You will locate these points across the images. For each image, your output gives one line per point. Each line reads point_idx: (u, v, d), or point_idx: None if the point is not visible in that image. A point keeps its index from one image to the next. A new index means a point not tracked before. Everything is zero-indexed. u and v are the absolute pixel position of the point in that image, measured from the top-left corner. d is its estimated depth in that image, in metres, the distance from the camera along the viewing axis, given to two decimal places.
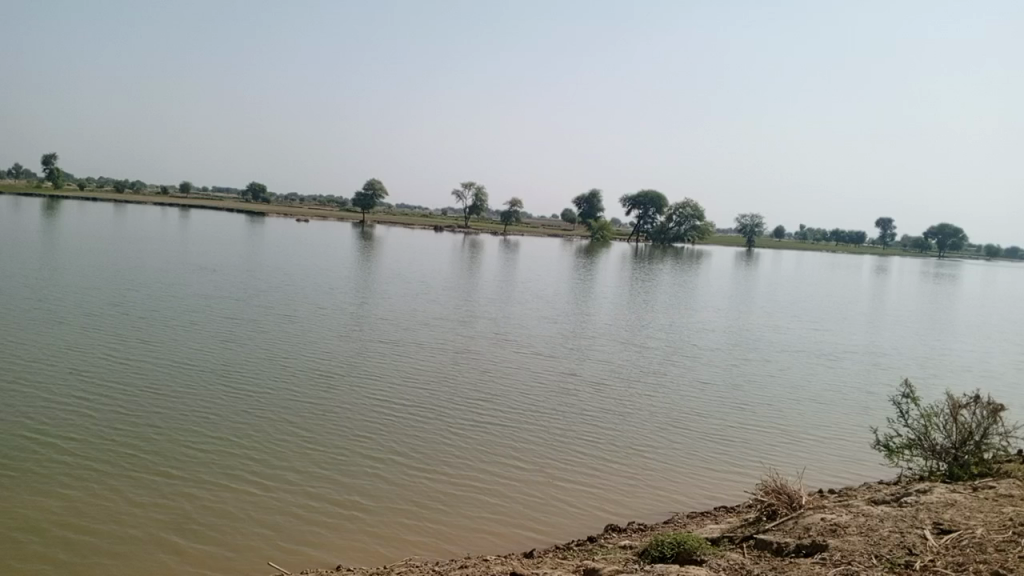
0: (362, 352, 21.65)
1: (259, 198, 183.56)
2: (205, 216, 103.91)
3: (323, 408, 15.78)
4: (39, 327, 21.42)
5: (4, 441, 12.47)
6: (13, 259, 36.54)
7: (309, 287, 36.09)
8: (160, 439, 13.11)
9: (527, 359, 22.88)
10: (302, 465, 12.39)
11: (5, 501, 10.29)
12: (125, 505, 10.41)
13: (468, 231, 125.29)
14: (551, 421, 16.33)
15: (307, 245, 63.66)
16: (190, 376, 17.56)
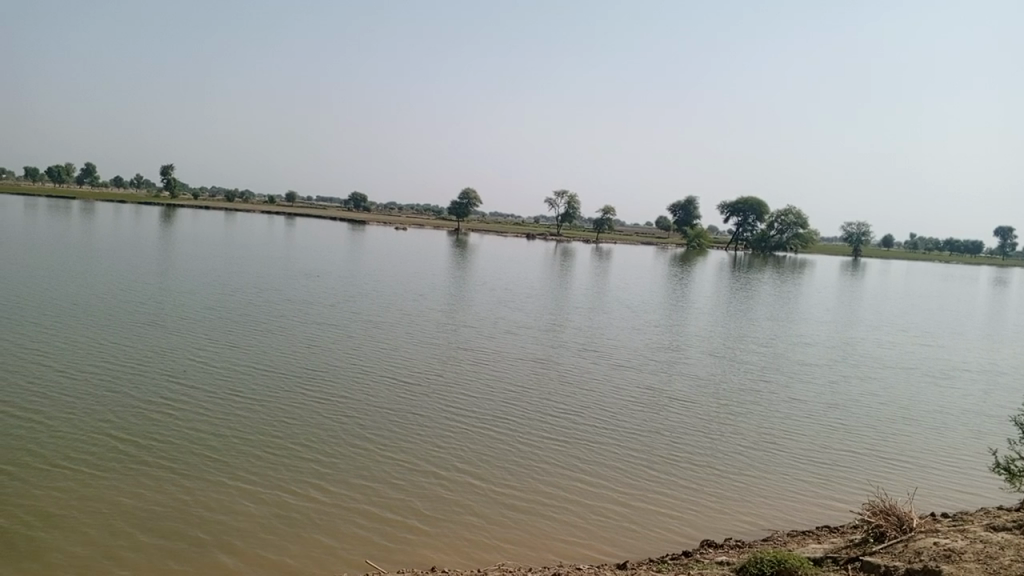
0: (446, 361, 21.90)
1: (359, 207, 189.42)
2: (310, 224, 108.19)
3: (407, 419, 16.05)
4: (145, 331, 22.71)
5: (119, 445, 13.28)
6: (128, 265, 39.08)
7: (400, 294, 36.96)
8: (259, 447, 13.66)
9: (613, 372, 22.61)
10: (395, 478, 12.65)
11: (121, 505, 10.94)
12: (228, 512, 10.90)
13: (562, 240, 125.13)
14: (634, 437, 16.08)
15: (404, 253, 65.16)
16: (283, 382, 18.21)
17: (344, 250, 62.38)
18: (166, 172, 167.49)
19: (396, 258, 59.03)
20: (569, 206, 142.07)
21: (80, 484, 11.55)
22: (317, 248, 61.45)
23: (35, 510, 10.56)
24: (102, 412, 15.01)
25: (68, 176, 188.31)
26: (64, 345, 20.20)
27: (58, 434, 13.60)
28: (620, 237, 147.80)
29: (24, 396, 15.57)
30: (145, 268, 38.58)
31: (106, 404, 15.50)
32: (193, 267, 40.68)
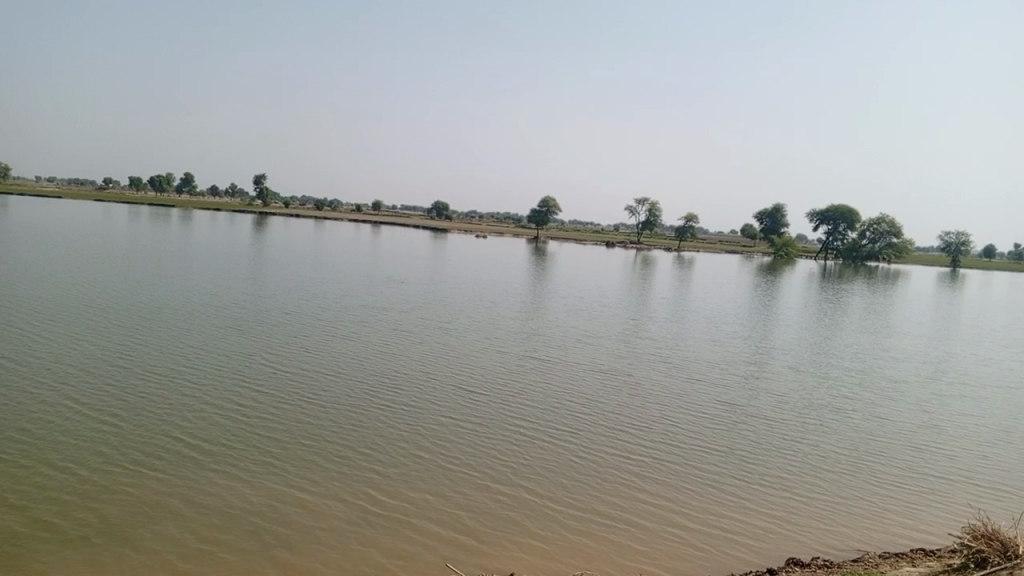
0: (519, 370, 21.94)
1: (441, 215, 192.31)
2: (393, 232, 110.58)
3: (480, 427, 16.14)
4: (234, 336, 23.60)
5: (212, 446, 13.86)
6: (221, 271, 40.82)
7: (478, 302, 37.25)
8: (342, 452, 14.03)
9: (692, 385, 22.15)
10: (473, 488, 12.77)
11: (214, 504, 11.44)
12: (313, 515, 11.23)
13: (642, 248, 123.80)
14: (710, 454, 15.73)
15: (484, 261, 65.81)
16: (365, 388, 18.62)
17: (424, 258, 63.49)
18: (258, 181, 174.09)
19: (476, 266, 59.62)
20: (649, 214, 140.49)
21: (166, 484, 12.05)
22: (400, 257, 62.69)
23: (126, 509, 11.06)
24: (188, 413, 15.66)
25: (169, 186, 198.29)
26: (160, 348, 21.20)
27: (149, 434, 14.23)
28: (703, 246, 145.02)
29: (118, 396, 16.40)
30: (236, 274, 40.13)
31: (191, 405, 16.15)
32: (281, 274, 42.11)
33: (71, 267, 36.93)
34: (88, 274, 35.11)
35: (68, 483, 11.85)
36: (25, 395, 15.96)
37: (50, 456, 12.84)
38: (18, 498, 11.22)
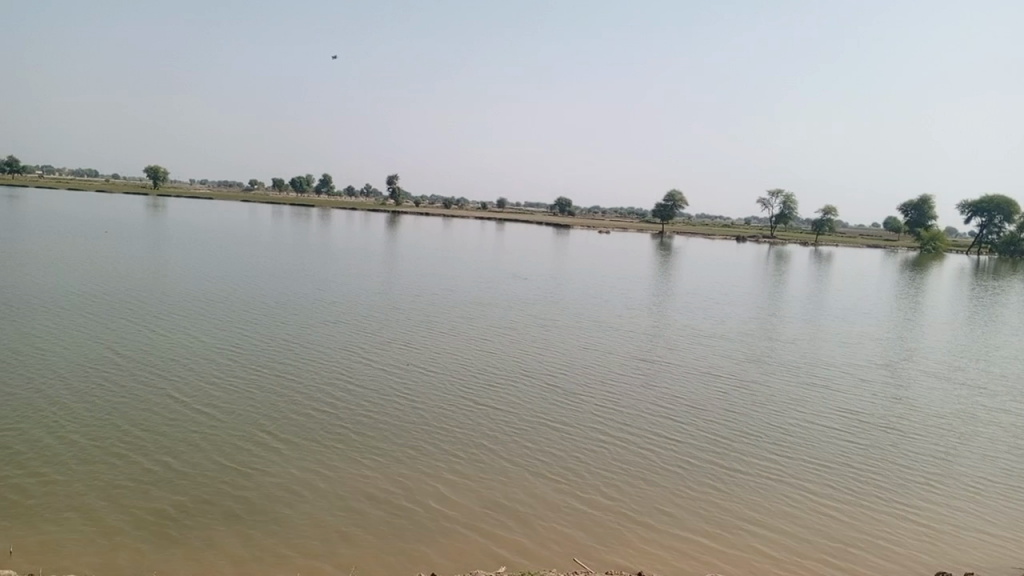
0: (628, 374, 21.47)
1: (567, 211, 192.23)
2: (519, 229, 111.97)
3: (581, 434, 15.83)
4: (350, 333, 24.47)
5: (325, 437, 14.56)
6: (349, 270, 42.65)
7: (597, 301, 36.90)
8: (447, 448, 14.36)
9: (815, 392, 21.08)
10: (575, 490, 12.79)
11: (324, 493, 12.01)
12: (417, 508, 11.61)
13: (774, 242, 119.17)
14: (823, 469, 14.80)
15: (607, 258, 65.31)
16: (474, 386, 18.97)
17: (546, 255, 63.59)
18: (389, 182, 180.50)
19: (597, 263, 59.12)
20: (783, 207, 134.67)
21: (267, 480, 12.41)
22: (522, 254, 63.22)
23: (225, 503, 11.47)
24: (297, 409, 16.23)
25: (307, 186, 209.18)
26: (281, 343, 22.32)
27: (256, 428, 14.84)
28: (841, 240, 137.75)
29: (235, 391, 17.23)
30: (367, 272, 41.71)
31: (301, 402, 16.73)
32: (405, 271, 43.45)
33: (216, 266, 39.59)
34: (232, 273, 37.49)
35: (175, 472, 12.48)
36: (151, 386, 17.16)
37: (170, 441, 13.83)
38: (150, 478, 12.21)
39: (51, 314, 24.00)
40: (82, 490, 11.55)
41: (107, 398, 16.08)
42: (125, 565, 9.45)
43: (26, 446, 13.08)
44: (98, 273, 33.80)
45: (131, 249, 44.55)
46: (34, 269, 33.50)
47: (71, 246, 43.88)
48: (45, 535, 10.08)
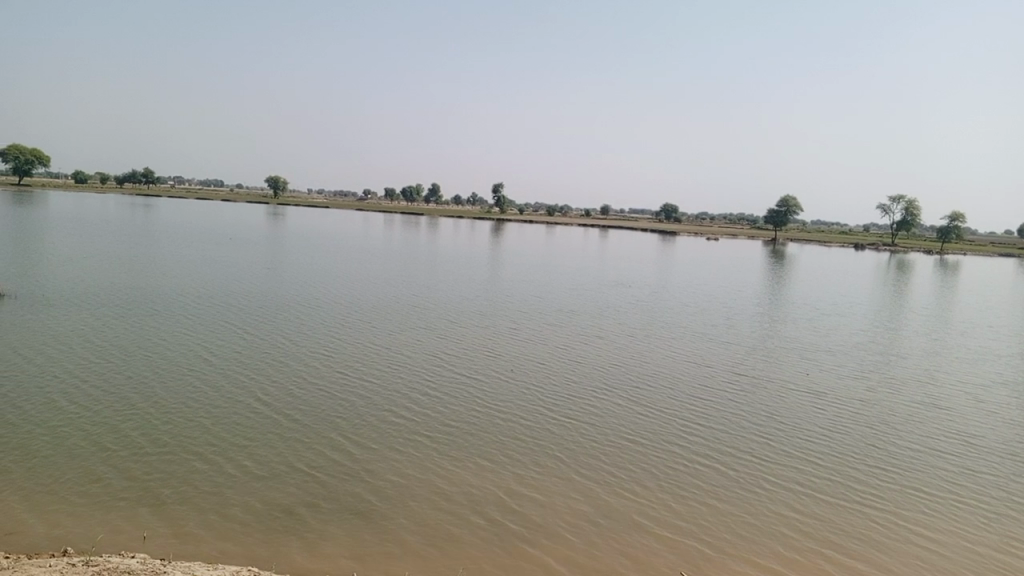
0: (727, 387, 20.85)
1: (673, 218, 188.91)
2: (624, 236, 110.66)
3: (676, 447, 15.46)
4: (434, 339, 24.84)
5: (404, 440, 14.91)
6: (444, 276, 43.33)
7: (692, 310, 35.89)
8: (522, 456, 14.42)
9: (920, 411, 19.76)
10: (649, 503, 12.59)
11: (400, 495, 12.34)
12: (488, 513, 11.78)
13: (896, 249, 112.53)
14: (919, 494, 13.89)
15: (712, 265, 63.60)
16: (553, 395, 18.90)
17: (647, 263, 62.48)
18: (497, 191, 183.03)
19: (701, 271, 57.79)
20: (906, 213, 127.24)
21: (362, 482, 12.76)
22: (622, 261, 62.38)
23: (315, 501, 11.89)
24: (377, 411, 16.68)
25: (417, 195, 214.69)
26: (367, 348, 22.93)
27: (338, 429, 15.36)
28: (974, 248, 128.44)
29: (333, 394, 17.84)
30: (467, 279, 42.45)
31: (396, 406, 17.14)
32: (499, 278, 43.81)
33: (325, 272, 41.33)
34: (338, 278, 38.96)
35: (261, 468, 13.12)
36: (242, 386, 18.01)
37: (258, 439, 14.53)
38: (238, 472, 12.88)
39: (173, 318, 25.66)
40: (177, 481, 12.32)
41: (204, 396, 17.01)
42: (230, 556, 9.93)
43: (142, 441, 13.99)
44: (216, 278, 35.84)
45: (246, 255, 47.03)
46: (161, 274, 35.93)
47: (196, 253, 46.77)
48: (141, 519, 10.84)
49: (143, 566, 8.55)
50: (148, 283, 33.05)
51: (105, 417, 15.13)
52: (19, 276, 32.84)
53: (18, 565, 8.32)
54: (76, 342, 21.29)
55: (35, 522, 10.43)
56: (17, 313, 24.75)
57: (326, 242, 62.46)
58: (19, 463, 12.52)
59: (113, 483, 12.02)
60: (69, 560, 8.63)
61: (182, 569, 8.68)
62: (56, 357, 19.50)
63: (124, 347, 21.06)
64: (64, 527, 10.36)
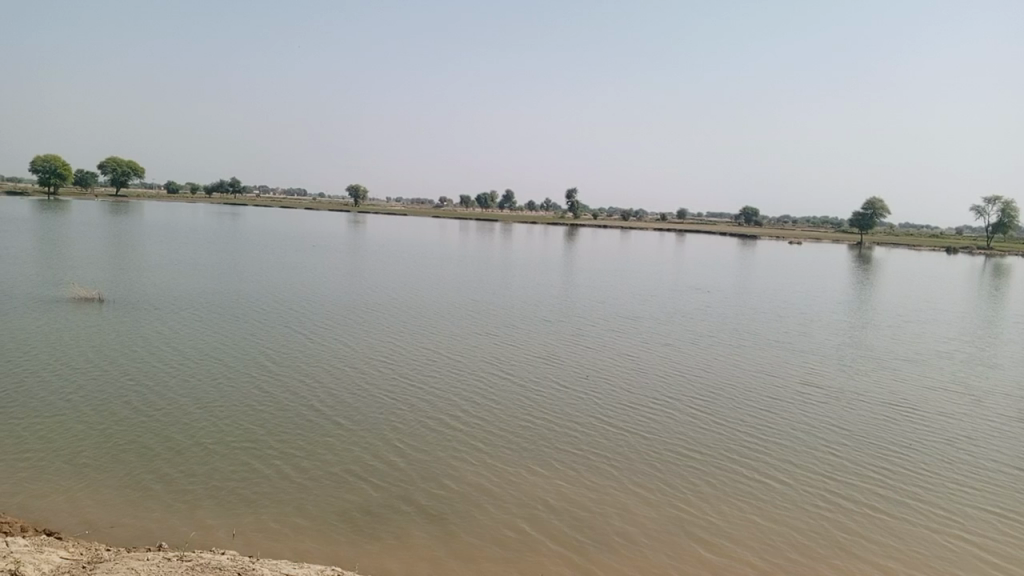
0: (807, 398, 20.29)
1: (753, 221, 184.40)
2: (700, 241, 108.60)
3: (749, 460, 15.17)
4: (502, 345, 25.02)
5: (474, 445, 15.12)
6: (514, 282, 43.56)
7: (767, 317, 34.98)
8: (591, 464, 14.43)
9: (1012, 426, 18.74)
10: (722, 516, 12.42)
11: (471, 499, 12.54)
12: (560, 520, 11.85)
13: (991, 254, 106.77)
14: (1010, 513, 13.24)
15: (791, 271, 61.69)
16: (622, 403, 18.76)
17: (723, 268, 61.09)
18: (571, 197, 182.65)
19: (781, 276, 56.33)
20: (1002, 215, 120.48)
21: (438, 486, 13.01)
22: (697, 267, 61.28)
23: (390, 502, 12.19)
24: (447, 416, 16.97)
25: (490, 201, 216.38)
26: (436, 353, 23.30)
27: (409, 432, 15.69)
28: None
29: (409, 399, 18.19)
30: (537, 285, 42.50)
31: (470, 412, 17.35)
32: (569, 284, 43.67)
33: (403, 279, 42.17)
34: (410, 285, 39.65)
35: (337, 469, 13.53)
36: (314, 390, 18.56)
37: (334, 441, 14.96)
38: (315, 472, 13.31)
39: (257, 323, 26.61)
40: (258, 480, 12.82)
41: (280, 399, 17.61)
42: (312, 556, 10.23)
43: (229, 442, 14.61)
44: (294, 285, 37.00)
45: (324, 262, 48.40)
46: (247, 281, 37.36)
47: (277, 259, 48.36)
48: (226, 516, 11.33)
49: (232, 563, 8.89)
50: (230, 289, 34.36)
51: (190, 418, 15.86)
52: (118, 282, 34.69)
53: (119, 558, 8.77)
54: (168, 346, 22.33)
55: (132, 519, 10.98)
56: (115, 319, 26.12)
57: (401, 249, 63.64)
58: (117, 461, 13.25)
59: (202, 482, 12.58)
60: (165, 555, 9.06)
61: (270, 567, 8.98)
62: (150, 360, 20.52)
63: (212, 351, 21.97)
64: (158, 523, 10.92)
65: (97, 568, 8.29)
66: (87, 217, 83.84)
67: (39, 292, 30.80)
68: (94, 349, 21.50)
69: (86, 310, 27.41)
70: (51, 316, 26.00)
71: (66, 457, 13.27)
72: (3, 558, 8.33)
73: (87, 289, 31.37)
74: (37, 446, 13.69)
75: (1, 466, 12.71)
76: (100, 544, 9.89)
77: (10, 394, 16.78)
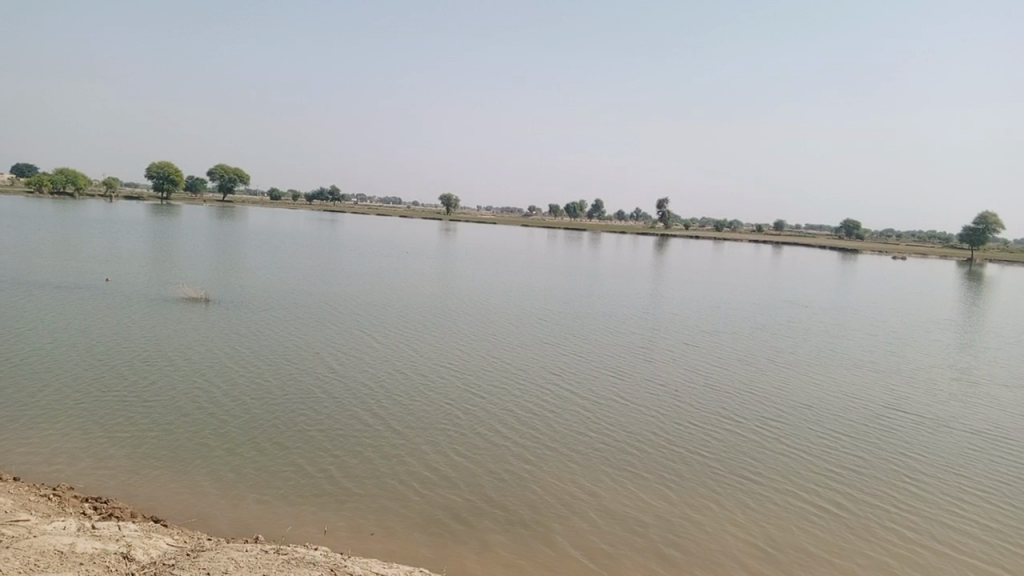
0: (907, 423, 19.42)
1: (854, 235, 176.95)
2: (797, 254, 105.09)
3: (842, 485, 14.63)
4: (585, 356, 24.99)
5: (559, 455, 15.19)
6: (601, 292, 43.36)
7: (864, 336, 33.62)
8: (677, 481, 14.23)
9: None
10: (813, 542, 12.03)
11: (556, 509, 12.56)
12: (643, 535, 11.74)
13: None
14: None
15: (894, 287, 58.92)
16: (708, 420, 18.43)
17: (820, 282, 59.01)
18: (663, 207, 180.28)
19: (884, 292, 53.95)
20: None
21: (523, 493, 13.14)
22: (792, 281, 59.39)
23: (475, 507, 12.38)
24: (532, 425, 17.11)
25: (580, 211, 216.95)
26: (520, 362, 23.47)
27: (495, 439, 15.91)
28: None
29: (497, 406, 18.43)
30: (622, 296, 42.24)
31: (555, 422, 17.44)
32: (657, 296, 43.18)
33: (491, 286, 42.66)
34: (495, 293, 40.12)
35: (424, 473, 13.80)
36: (402, 393, 19.03)
37: (422, 445, 15.29)
38: (405, 474, 13.66)
39: (350, 327, 27.49)
40: (347, 479, 13.24)
41: (370, 401, 18.15)
42: (399, 554, 10.51)
43: (323, 440, 15.18)
44: (385, 290, 38.02)
45: (415, 269, 49.55)
46: (343, 285, 38.59)
47: (371, 265, 49.81)
48: (318, 512, 11.76)
49: (325, 559, 9.20)
50: (325, 293, 35.61)
51: (285, 416, 16.56)
52: (222, 284, 36.47)
53: (220, 547, 9.24)
54: (266, 346, 23.33)
55: (234, 511, 11.56)
56: (218, 318, 27.51)
57: (489, 257, 64.31)
58: (219, 455, 13.98)
59: (297, 479, 13.10)
60: (263, 547, 9.47)
61: (361, 564, 9.26)
62: (251, 360, 21.51)
63: (307, 352, 22.87)
64: (257, 516, 11.44)
65: (201, 556, 8.75)
66: (197, 221, 88.53)
67: (152, 292, 32.75)
68: (198, 348, 22.69)
69: (193, 309, 28.97)
70: (161, 315, 27.59)
71: (174, 449, 14.07)
72: (117, 541, 8.92)
73: (195, 289, 33.17)
74: (146, 438, 14.59)
75: (117, 454, 13.61)
76: (204, 533, 10.44)
77: (123, 388, 17.92)
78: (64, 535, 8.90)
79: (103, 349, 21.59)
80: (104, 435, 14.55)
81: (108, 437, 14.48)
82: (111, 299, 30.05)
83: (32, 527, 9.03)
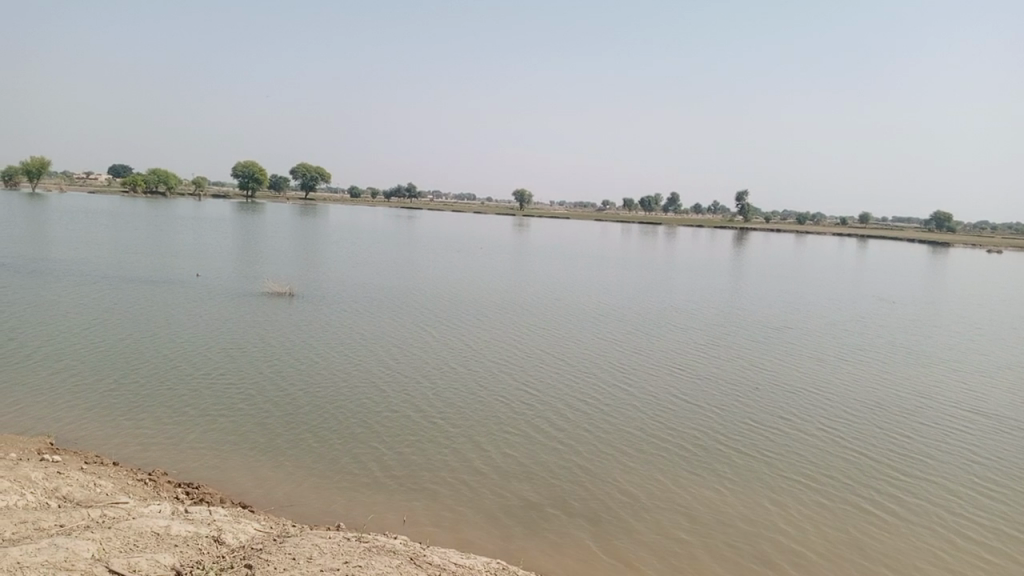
0: (1002, 426, 18.46)
1: (946, 228, 168.92)
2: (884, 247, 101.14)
3: (930, 489, 14.05)
4: (661, 352, 24.72)
5: (634, 452, 15.10)
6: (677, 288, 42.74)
7: (956, 333, 32.08)
8: (754, 481, 13.96)
9: None
10: (899, 547, 11.65)
11: (631, 505, 12.52)
12: (718, 535, 11.60)
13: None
14: None
15: (991, 283, 55.95)
16: (788, 419, 17.98)
17: (909, 277, 56.67)
18: (742, 199, 176.24)
19: (981, 287, 51.36)
20: None
21: (597, 489, 13.15)
22: (880, 275, 57.19)
23: (548, 501, 12.46)
24: (606, 421, 17.07)
25: (655, 204, 214.41)
26: (595, 358, 23.40)
27: (569, 435, 15.93)
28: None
29: (571, 402, 18.44)
30: (698, 291, 41.56)
31: (629, 418, 17.34)
32: (736, 292, 42.30)
33: (563, 281, 42.61)
34: (568, 288, 40.09)
35: (499, 467, 13.94)
36: (476, 387, 19.24)
37: (497, 438, 15.45)
38: (479, 468, 13.83)
39: (424, 321, 27.91)
40: (423, 471, 13.50)
41: (445, 395, 18.43)
42: (475, 545, 10.70)
43: (400, 433, 15.50)
44: (460, 285, 38.51)
45: (491, 264, 49.99)
46: (419, 281, 39.27)
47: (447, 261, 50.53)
48: (396, 503, 12.06)
49: (405, 547, 9.45)
50: (402, 288, 36.33)
51: (364, 409, 16.97)
52: (305, 279, 37.66)
53: (305, 534, 9.60)
54: (344, 340, 23.93)
55: (317, 500, 11.98)
56: (299, 312, 28.41)
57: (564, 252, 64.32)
58: (301, 445, 14.46)
59: (375, 470, 13.42)
60: (346, 534, 9.79)
61: (438, 554, 9.47)
62: (330, 354, 22.12)
63: (384, 346, 23.40)
64: (338, 505, 11.81)
65: (286, 541, 9.11)
66: (281, 218, 91.57)
67: (238, 286, 34.09)
68: (281, 341, 23.48)
69: (276, 303, 29.99)
70: (247, 308, 28.68)
71: (259, 439, 14.63)
72: (208, 525, 9.37)
73: (280, 284, 34.36)
74: (234, 428, 15.24)
75: (207, 442, 14.26)
76: (288, 520, 10.86)
77: (211, 379, 18.73)
78: (161, 518, 9.41)
79: (192, 341, 22.60)
80: (195, 424, 15.26)
81: (199, 426, 15.17)
82: (200, 293, 31.41)
83: (131, 509, 9.58)
